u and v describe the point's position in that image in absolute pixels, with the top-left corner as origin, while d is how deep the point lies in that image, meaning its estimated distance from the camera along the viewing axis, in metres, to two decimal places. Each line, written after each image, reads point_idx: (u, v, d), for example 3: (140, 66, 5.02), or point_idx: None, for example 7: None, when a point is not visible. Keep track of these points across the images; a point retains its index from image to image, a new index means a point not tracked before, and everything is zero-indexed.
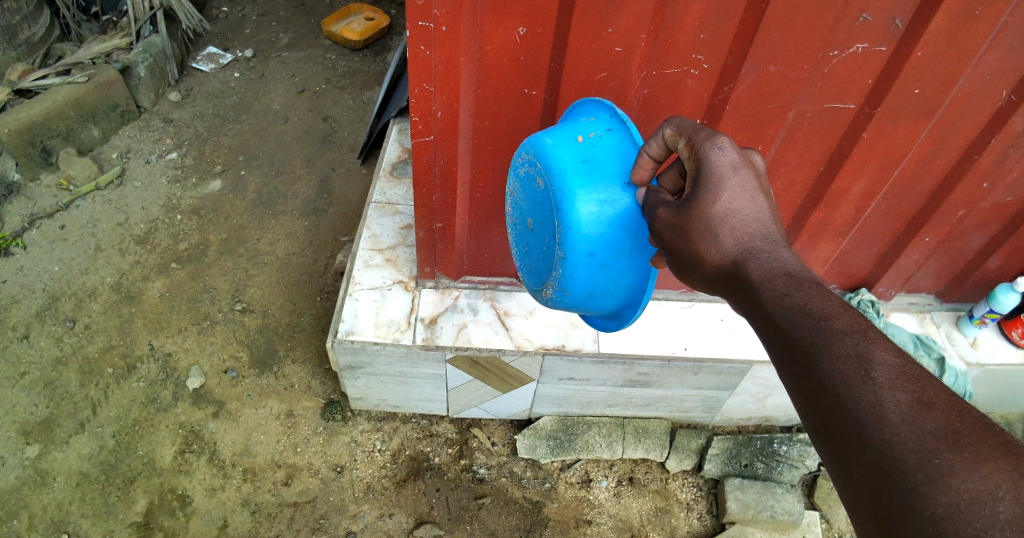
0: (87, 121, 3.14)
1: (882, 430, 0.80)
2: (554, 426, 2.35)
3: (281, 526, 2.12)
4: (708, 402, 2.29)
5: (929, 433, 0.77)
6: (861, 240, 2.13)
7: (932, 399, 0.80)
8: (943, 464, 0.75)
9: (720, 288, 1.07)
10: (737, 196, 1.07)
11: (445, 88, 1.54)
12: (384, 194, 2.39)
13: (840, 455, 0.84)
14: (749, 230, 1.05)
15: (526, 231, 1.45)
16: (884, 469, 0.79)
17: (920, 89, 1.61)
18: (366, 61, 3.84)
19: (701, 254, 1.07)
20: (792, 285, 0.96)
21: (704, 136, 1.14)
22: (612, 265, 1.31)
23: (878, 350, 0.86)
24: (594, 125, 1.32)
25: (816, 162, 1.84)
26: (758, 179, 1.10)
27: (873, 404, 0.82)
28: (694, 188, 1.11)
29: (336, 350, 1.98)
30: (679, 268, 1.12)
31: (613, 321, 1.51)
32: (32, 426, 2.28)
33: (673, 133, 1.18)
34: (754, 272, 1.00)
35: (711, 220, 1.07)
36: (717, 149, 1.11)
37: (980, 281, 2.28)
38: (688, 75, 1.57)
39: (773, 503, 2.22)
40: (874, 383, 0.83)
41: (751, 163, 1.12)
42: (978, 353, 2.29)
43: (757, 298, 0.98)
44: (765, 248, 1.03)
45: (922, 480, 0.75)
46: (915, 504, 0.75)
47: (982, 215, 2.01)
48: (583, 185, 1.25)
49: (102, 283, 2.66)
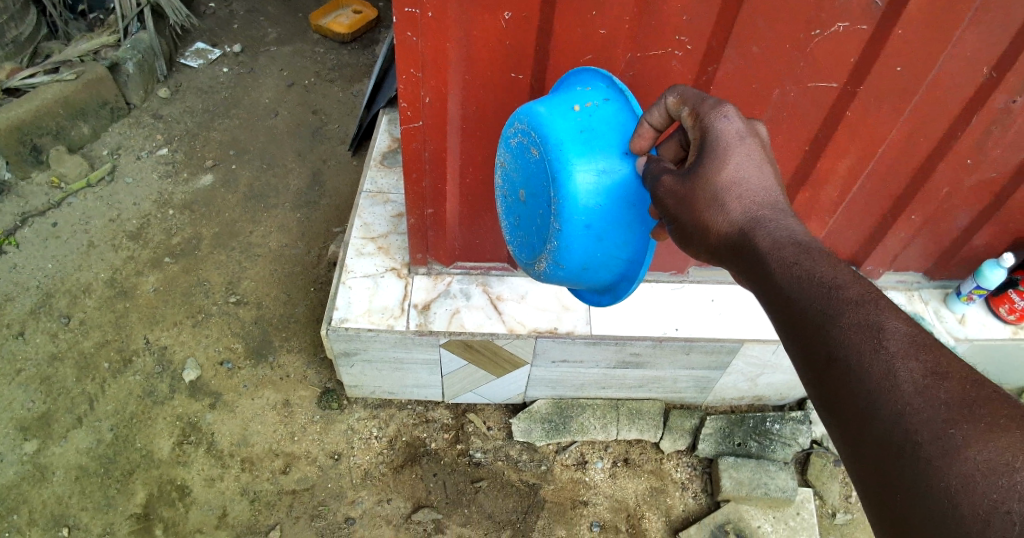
0: (77, 119, 3.14)
1: (894, 401, 0.80)
2: (548, 409, 2.37)
3: (280, 514, 2.14)
4: (701, 382, 2.32)
5: (944, 403, 0.78)
6: (848, 219, 2.15)
7: (947, 369, 0.81)
8: (958, 435, 0.75)
9: (727, 257, 1.10)
10: (743, 165, 1.09)
11: (434, 74, 1.56)
12: (375, 183, 2.41)
13: (848, 430, 0.84)
14: (756, 199, 1.08)
15: (518, 203, 1.45)
16: (896, 444, 0.78)
17: (902, 67, 1.63)
18: (354, 54, 3.85)
19: (706, 223, 1.09)
20: (803, 255, 0.98)
21: (710, 105, 1.14)
22: (609, 237, 1.33)
23: (889, 320, 0.87)
24: (591, 94, 1.33)
25: (801, 143, 1.86)
26: (763, 149, 1.12)
27: (886, 374, 0.82)
28: (698, 157, 1.12)
29: (330, 337, 2.00)
30: (681, 237, 1.14)
31: (605, 296, 1.53)
32: (29, 422, 2.29)
33: (675, 102, 1.19)
34: (764, 241, 1.03)
35: (717, 188, 1.09)
36: (723, 118, 1.11)
37: (967, 258, 2.31)
38: (672, 57, 1.59)
39: (767, 480, 2.26)
40: (886, 354, 0.84)
41: (756, 133, 1.14)
42: (966, 329, 2.31)
43: (765, 267, 1.00)
44: (774, 216, 1.06)
45: (936, 452, 0.75)
46: (929, 477, 0.74)
47: (966, 192, 2.04)
48: (580, 155, 1.26)
49: (96, 279, 2.67)
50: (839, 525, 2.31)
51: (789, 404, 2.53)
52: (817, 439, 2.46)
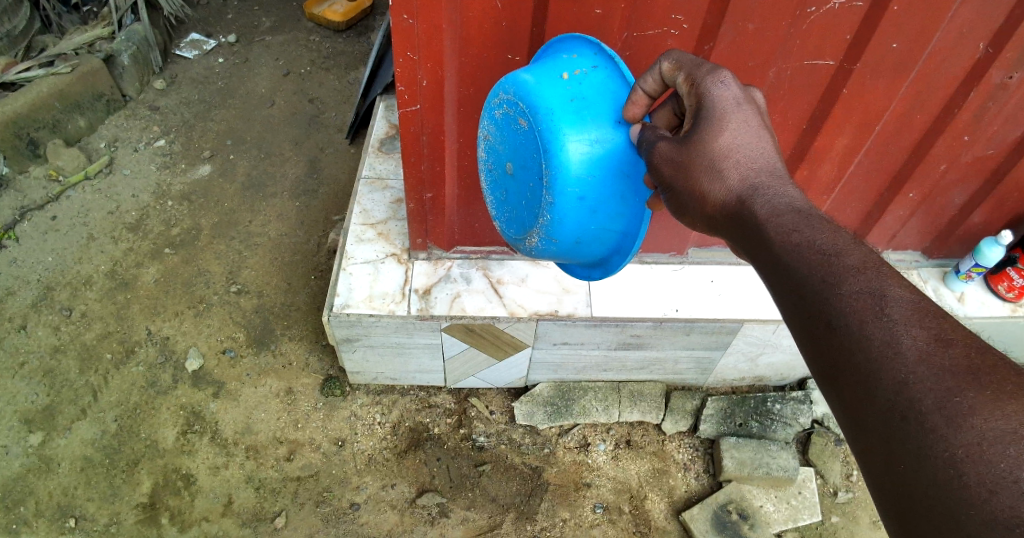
0: (73, 112, 3.14)
1: (897, 369, 0.80)
2: (550, 392, 2.38)
3: (285, 500, 2.16)
4: (701, 363, 2.33)
5: (947, 371, 0.77)
6: (845, 197, 2.15)
7: (952, 335, 0.81)
8: (963, 403, 0.75)
9: (723, 225, 1.10)
10: (740, 131, 1.10)
11: (429, 56, 1.55)
12: (373, 169, 2.41)
13: (848, 396, 0.85)
14: (754, 165, 1.09)
15: (505, 176, 1.45)
16: (899, 411, 0.78)
17: (898, 44, 1.62)
18: (350, 42, 3.83)
19: (702, 190, 1.10)
20: (801, 223, 0.98)
21: (705, 70, 1.14)
22: (602, 209, 1.34)
23: (891, 287, 0.87)
24: (579, 62, 1.32)
25: (797, 121, 1.86)
26: (760, 116, 1.13)
27: (889, 342, 0.82)
28: (695, 124, 1.12)
29: (332, 324, 2.01)
30: (677, 205, 1.15)
31: (596, 270, 1.55)
32: (33, 414, 2.30)
33: (671, 67, 1.18)
34: (762, 209, 1.03)
35: (714, 155, 1.09)
36: (720, 84, 1.12)
37: (965, 236, 2.31)
38: (668, 36, 1.58)
39: (768, 460, 2.27)
40: (888, 321, 0.84)
41: (753, 100, 1.15)
42: (966, 307, 2.31)
43: (765, 234, 1.00)
44: (770, 184, 1.06)
45: (941, 421, 0.75)
46: (933, 446, 0.74)
47: (963, 169, 2.04)
48: (571, 124, 1.26)
49: (96, 271, 2.68)
50: (840, 504, 2.32)
51: (790, 383, 2.54)
52: (819, 419, 2.47)
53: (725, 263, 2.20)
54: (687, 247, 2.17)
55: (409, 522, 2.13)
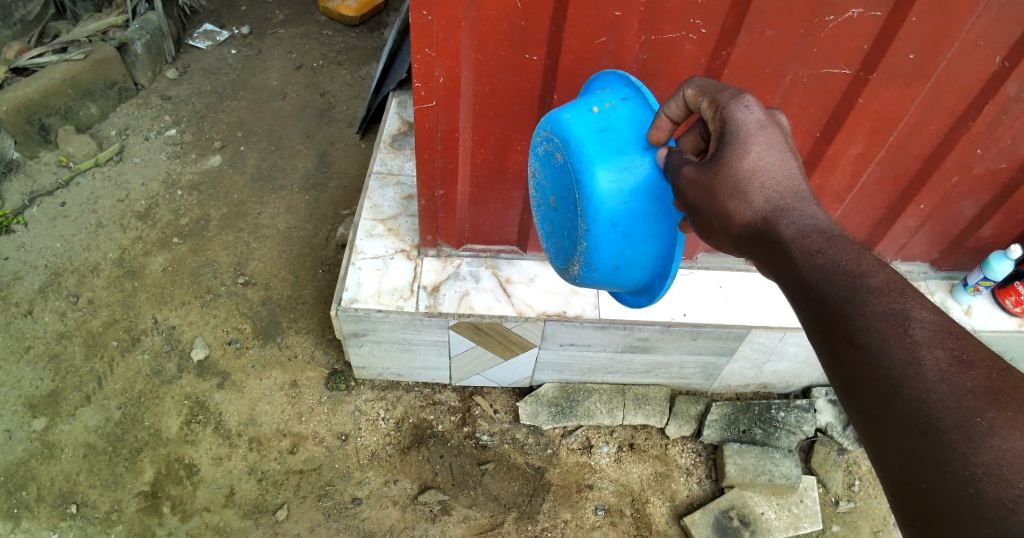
0: (85, 98, 3.14)
1: (917, 389, 0.80)
2: (555, 393, 2.37)
3: (288, 493, 2.16)
4: (708, 368, 2.32)
5: (969, 391, 0.77)
6: (856, 206, 2.14)
7: (973, 358, 0.80)
8: (984, 423, 0.74)
9: (746, 246, 1.09)
10: (765, 153, 1.09)
11: (446, 52, 1.55)
12: (384, 164, 2.41)
13: (871, 412, 0.85)
14: (778, 189, 1.07)
15: (549, 210, 1.47)
16: (919, 428, 0.78)
17: (914, 53, 1.62)
18: (362, 37, 3.83)
19: (728, 212, 1.08)
20: (825, 243, 0.97)
21: (729, 95, 1.13)
22: (637, 233, 1.33)
23: (915, 309, 0.86)
24: (608, 96, 1.34)
25: (812, 128, 1.85)
26: (784, 138, 1.12)
27: (909, 360, 0.82)
28: (719, 147, 1.12)
29: (340, 318, 2.01)
30: (702, 226, 1.14)
31: (643, 296, 1.52)
32: (38, 400, 2.30)
33: (694, 93, 1.17)
34: (786, 229, 1.02)
35: (739, 176, 1.08)
36: (743, 108, 1.11)
37: (974, 249, 2.31)
38: (685, 39, 1.57)
39: (771, 468, 2.26)
40: (910, 340, 0.83)
41: (777, 122, 1.13)
42: (973, 320, 2.31)
43: (788, 254, 0.99)
44: (794, 205, 1.05)
45: (961, 439, 0.75)
46: (954, 463, 0.74)
47: (973, 181, 2.03)
48: (602, 156, 1.27)
49: (104, 259, 2.68)
50: (842, 513, 2.32)
51: (794, 392, 2.54)
52: (822, 428, 2.47)
53: (734, 269, 2.19)
54: (696, 252, 2.17)
55: (410, 518, 2.13)
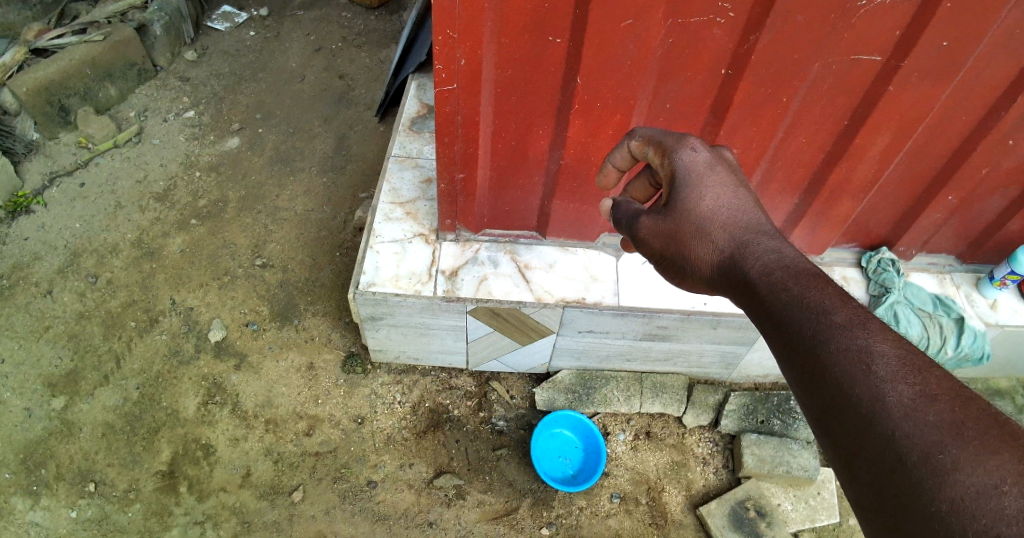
0: (104, 80, 3.14)
1: (885, 423, 0.75)
2: (572, 380, 2.36)
3: (303, 475, 2.17)
4: (726, 357, 2.30)
5: (933, 426, 0.72)
6: (881, 199, 2.10)
7: (936, 391, 0.75)
8: (947, 458, 0.69)
9: (721, 285, 1.11)
10: (719, 194, 1.15)
11: (468, 35, 1.53)
12: (403, 147, 2.39)
13: (845, 449, 0.80)
14: (739, 225, 1.10)
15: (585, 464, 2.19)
16: (888, 464, 0.74)
17: (948, 42, 1.57)
18: (381, 20, 3.81)
19: (697, 256, 1.14)
20: (790, 280, 0.95)
21: (674, 140, 1.23)
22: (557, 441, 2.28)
23: (878, 343, 0.82)
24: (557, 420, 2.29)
25: (838, 118, 1.80)
26: (732, 173, 1.20)
27: (874, 398, 0.77)
28: (672, 193, 1.19)
29: (357, 301, 2.00)
30: (675, 273, 1.20)
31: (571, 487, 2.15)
32: (57, 379, 2.32)
33: (640, 143, 1.28)
34: (753, 268, 1.02)
35: (700, 220, 1.14)
36: (690, 151, 1.20)
37: (1000, 243, 2.26)
38: (712, 24, 1.54)
39: (789, 459, 2.24)
40: (873, 378, 0.79)
41: (723, 159, 1.23)
42: (998, 315, 2.28)
43: (758, 294, 0.99)
44: (758, 240, 1.07)
45: (929, 475, 0.70)
46: (920, 499, 0.69)
47: (1003, 175, 1.98)
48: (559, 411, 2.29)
49: (123, 240, 2.69)
50: None
51: None
52: None
53: None
54: None
55: (425, 502, 2.14)
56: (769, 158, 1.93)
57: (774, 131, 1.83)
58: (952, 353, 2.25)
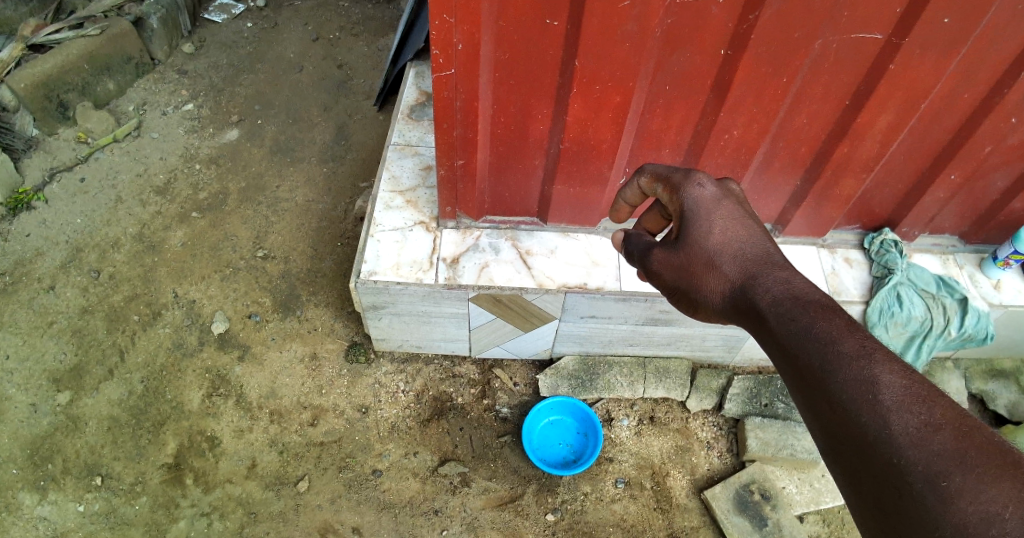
0: (102, 74, 3.13)
1: (890, 451, 0.73)
2: (575, 365, 2.37)
3: (309, 465, 2.17)
4: (729, 341, 2.30)
5: (937, 455, 0.70)
6: (883, 178, 2.09)
7: (941, 419, 0.72)
8: (951, 486, 0.68)
9: (734, 316, 1.08)
10: (728, 227, 1.14)
11: (466, 17, 1.51)
12: (403, 136, 2.38)
13: (849, 469, 0.79)
14: (749, 256, 1.09)
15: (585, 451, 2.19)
16: (891, 488, 0.73)
17: (950, 18, 1.56)
18: (379, 8, 3.80)
19: (708, 287, 1.12)
20: (798, 308, 0.93)
21: (680, 177, 1.23)
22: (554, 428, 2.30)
23: (883, 373, 0.78)
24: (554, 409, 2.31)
25: (841, 95, 1.78)
26: (742, 207, 1.18)
27: (880, 426, 0.75)
28: (682, 227, 1.18)
29: (359, 291, 2.00)
30: (689, 304, 1.18)
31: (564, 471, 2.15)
32: (61, 374, 2.33)
33: (648, 180, 1.29)
34: (763, 298, 1.00)
35: (710, 251, 1.12)
36: (697, 186, 1.19)
37: (1005, 222, 2.25)
38: (712, 2, 1.52)
39: (793, 442, 2.24)
40: (880, 406, 0.76)
41: (732, 191, 1.21)
42: (1001, 295, 2.27)
43: (767, 323, 0.97)
44: (768, 270, 1.05)
45: (931, 501, 0.69)
46: (923, 524, 0.69)
47: (1006, 152, 1.97)
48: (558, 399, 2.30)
49: (124, 234, 2.69)
50: None
51: None
52: None
53: None
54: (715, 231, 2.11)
55: (430, 490, 2.14)
56: (771, 138, 1.92)
57: (775, 111, 1.82)
58: (955, 334, 2.25)
